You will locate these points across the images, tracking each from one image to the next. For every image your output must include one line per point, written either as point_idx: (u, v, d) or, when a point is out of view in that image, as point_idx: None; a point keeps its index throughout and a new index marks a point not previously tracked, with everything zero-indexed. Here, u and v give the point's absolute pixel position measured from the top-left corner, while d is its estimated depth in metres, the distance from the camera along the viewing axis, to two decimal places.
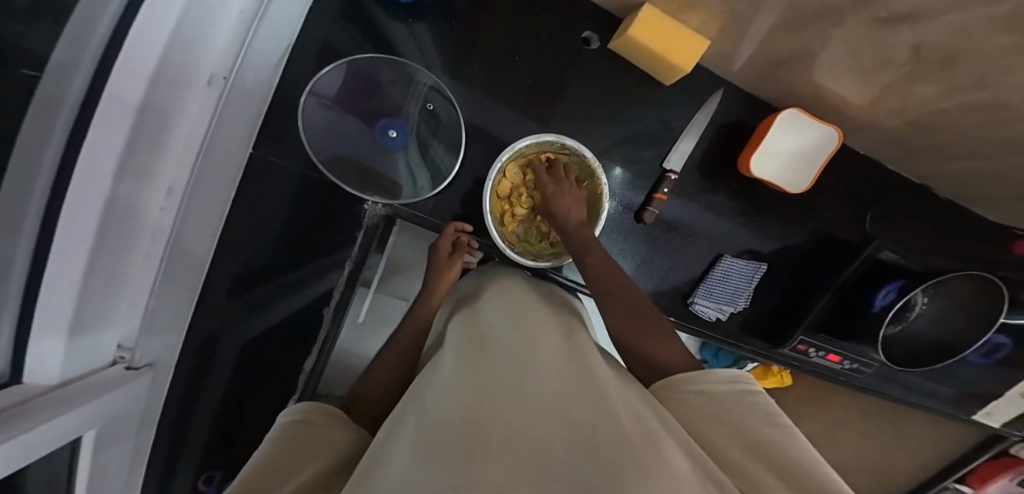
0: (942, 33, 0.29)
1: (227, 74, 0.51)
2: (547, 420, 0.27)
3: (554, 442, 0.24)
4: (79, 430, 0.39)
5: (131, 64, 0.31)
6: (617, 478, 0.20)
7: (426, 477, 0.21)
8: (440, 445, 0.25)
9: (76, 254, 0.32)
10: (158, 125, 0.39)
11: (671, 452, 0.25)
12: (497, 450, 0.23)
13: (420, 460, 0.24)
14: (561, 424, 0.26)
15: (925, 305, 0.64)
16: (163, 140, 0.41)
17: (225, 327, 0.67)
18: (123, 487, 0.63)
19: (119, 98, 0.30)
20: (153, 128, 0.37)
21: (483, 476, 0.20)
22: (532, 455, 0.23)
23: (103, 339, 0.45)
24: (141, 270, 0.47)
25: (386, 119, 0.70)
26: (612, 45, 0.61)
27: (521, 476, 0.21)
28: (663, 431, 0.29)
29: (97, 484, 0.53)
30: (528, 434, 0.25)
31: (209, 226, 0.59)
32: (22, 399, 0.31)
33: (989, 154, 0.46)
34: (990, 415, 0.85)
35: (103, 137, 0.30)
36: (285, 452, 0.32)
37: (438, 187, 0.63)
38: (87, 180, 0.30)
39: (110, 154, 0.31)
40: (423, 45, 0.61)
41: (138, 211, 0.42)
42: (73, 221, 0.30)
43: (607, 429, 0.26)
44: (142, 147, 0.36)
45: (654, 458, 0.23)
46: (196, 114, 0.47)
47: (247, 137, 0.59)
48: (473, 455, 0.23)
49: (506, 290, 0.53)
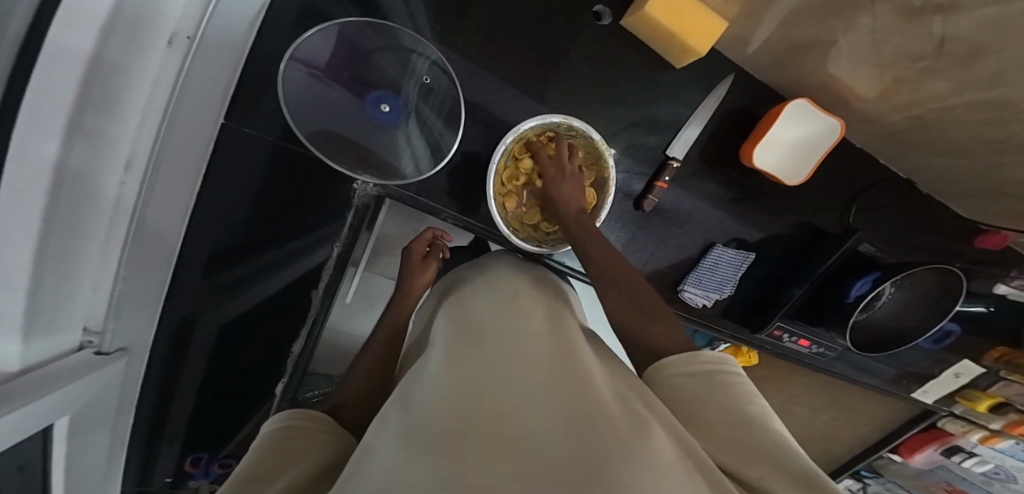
0: (974, 27, 0.29)
1: (193, 34, 0.43)
2: (535, 408, 0.25)
3: (543, 431, 0.23)
4: (51, 418, 0.35)
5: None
6: (604, 463, 0.19)
7: (413, 473, 0.18)
8: (427, 437, 0.23)
9: (20, 226, 0.27)
10: (116, 73, 0.33)
11: (656, 434, 0.24)
12: (487, 442, 0.22)
13: (409, 448, 0.22)
14: (552, 412, 0.25)
15: (891, 294, 0.68)
16: (122, 95, 0.35)
17: (200, 308, 0.62)
18: (102, 478, 0.59)
19: (62, 38, 0.25)
20: (107, 75, 0.31)
21: (472, 466, 0.19)
22: (521, 445, 0.21)
23: (62, 324, 0.39)
24: (99, 249, 0.40)
25: (378, 91, 0.63)
26: (624, 21, 0.59)
27: (515, 467, 0.19)
28: (651, 416, 0.28)
29: (73, 474, 0.49)
30: (517, 423, 0.24)
31: (178, 203, 0.52)
32: None
33: (976, 152, 0.48)
34: (926, 394, 0.93)
35: (45, 86, 0.24)
36: (274, 457, 0.29)
37: (436, 166, 0.59)
38: (29, 134, 0.24)
39: (54, 105, 0.26)
40: (416, 10, 0.56)
41: (93, 184, 0.35)
42: (18, 183, 0.25)
43: (598, 415, 0.25)
44: (98, 101, 0.31)
45: (639, 442, 0.22)
46: (156, 73, 0.39)
47: (220, 104, 0.53)
48: (462, 448, 0.21)
49: (494, 280, 0.51)
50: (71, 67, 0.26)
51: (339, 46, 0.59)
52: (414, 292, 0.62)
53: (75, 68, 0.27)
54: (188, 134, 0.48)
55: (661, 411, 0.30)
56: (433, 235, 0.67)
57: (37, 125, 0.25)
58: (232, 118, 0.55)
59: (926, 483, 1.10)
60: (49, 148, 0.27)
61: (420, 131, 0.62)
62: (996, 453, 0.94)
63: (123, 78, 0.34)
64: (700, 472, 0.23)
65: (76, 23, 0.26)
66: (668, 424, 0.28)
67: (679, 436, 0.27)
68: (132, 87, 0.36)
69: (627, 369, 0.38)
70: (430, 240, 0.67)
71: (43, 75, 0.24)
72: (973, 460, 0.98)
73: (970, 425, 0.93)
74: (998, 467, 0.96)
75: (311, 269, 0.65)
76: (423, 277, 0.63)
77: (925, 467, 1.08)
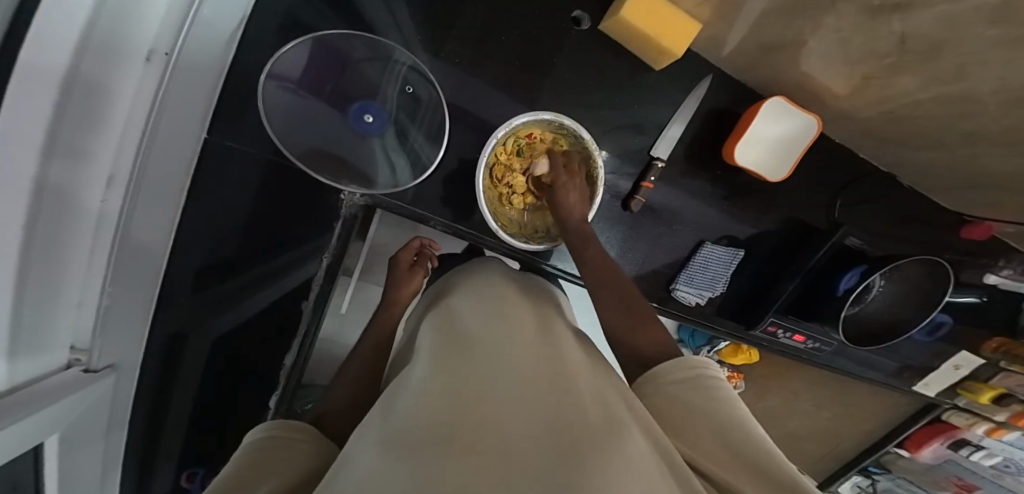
0: (930, 24, 0.30)
1: (169, 51, 0.44)
2: (512, 413, 0.26)
3: (520, 436, 0.24)
4: (42, 435, 0.36)
5: (49, 24, 0.26)
6: (570, 465, 0.20)
7: (385, 478, 0.19)
8: (403, 443, 0.23)
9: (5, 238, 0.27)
10: (92, 92, 0.33)
11: (631, 437, 0.25)
12: (464, 446, 0.22)
13: (383, 455, 0.22)
14: (528, 418, 0.26)
15: (881, 287, 0.68)
16: (100, 112, 0.36)
17: (192, 322, 0.63)
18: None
19: (36, 48, 0.25)
20: (83, 93, 0.32)
21: (444, 471, 0.19)
22: (495, 449, 0.22)
23: (48, 341, 0.40)
24: (83, 265, 0.41)
25: (361, 101, 0.65)
26: (603, 26, 0.60)
27: (483, 469, 0.20)
28: (631, 420, 0.29)
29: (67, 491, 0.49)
30: (494, 428, 0.24)
31: (164, 216, 0.53)
32: None
33: (950, 145, 0.49)
34: (927, 387, 0.93)
35: (21, 102, 0.25)
36: (257, 463, 0.29)
37: (419, 177, 0.60)
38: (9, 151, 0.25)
39: (30, 118, 0.26)
40: (399, 20, 0.58)
41: (74, 201, 0.36)
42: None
43: (572, 420, 0.26)
44: (74, 115, 0.31)
45: (612, 446, 0.23)
46: (133, 92, 0.40)
47: (201, 120, 0.53)
48: (438, 454, 0.21)
49: (478, 287, 0.52)
50: (44, 81, 0.27)
51: (319, 58, 0.60)
52: (401, 302, 0.63)
53: (50, 80, 0.28)
54: (171, 148, 0.49)
55: (641, 419, 0.31)
56: (420, 244, 0.68)
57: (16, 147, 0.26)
58: (216, 133, 0.56)
59: (934, 479, 1.08)
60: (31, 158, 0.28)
61: (402, 144, 0.64)
62: (1004, 445, 0.92)
63: (101, 98, 0.35)
64: (671, 473, 0.24)
65: (52, 44, 0.27)
66: (647, 431, 0.29)
67: (656, 441, 0.28)
68: (111, 106, 0.37)
69: (606, 373, 0.39)
70: (418, 249, 0.68)
71: (19, 90, 0.24)
72: (981, 453, 0.98)
73: (975, 418, 0.92)
74: (1007, 460, 0.94)
75: (304, 279, 0.65)
76: (409, 286, 0.63)
77: (933, 461, 1.08)
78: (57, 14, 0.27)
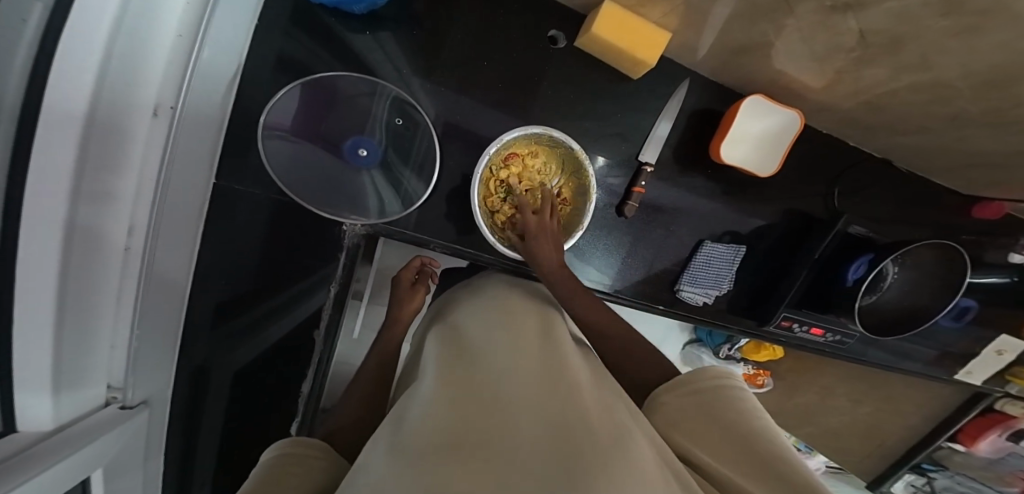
0: (883, 20, 0.30)
1: (174, 102, 0.47)
2: (521, 420, 0.28)
3: (528, 441, 0.26)
4: (86, 470, 0.40)
5: (70, 79, 0.28)
6: (576, 469, 0.22)
7: (402, 483, 0.21)
8: (416, 450, 0.25)
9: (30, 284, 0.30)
10: (112, 133, 0.35)
11: (636, 441, 0.27)
12: (472, 452, 0.24)
13: (396, 464, 0.24)
14: (536, 423, 0.27)
15: (896, 274, 0.67)
16: (120, 154, 0.38)
17: (214, 355, 0.66)
18: None
19: (55, 103, 0.27)
20: (106, 141, 0.35)
21: (453, 477, 0.21)
22: (505, 455, 0.24)
23: (89, 382, 0.44)
24: (112, 308, 0.45)
25: (353, 138, 0.69)
26: (578, 43, 0.62)
27: (491, 476, 0.22)
28: (634, 424, 0.30)
29: None
30: (503, 434, 0.26)
31: (183, 251, 0.57)
32: (20, 448, 0.32)
33: (937, 129, 0.48)
34: (971, 375, 0.88)
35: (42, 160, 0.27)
36: (262, 484, 0.31)
37: (406, 208, 0.64)
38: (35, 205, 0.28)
39: (54, 167, 0.28)
40: (389, 53, 0.61)
41: (100, 246, 0.39)
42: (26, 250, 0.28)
43: (576, 423, 0.27)
44: (97, 159, 0.34)
45: (618, 450, 0.24)
46: (146, 147, 0.43)
47: (209, 163, 0.57)
48: (449, 459, 0.23)
49: (484, 300, 0.53)
50: (67, 130, 0.29)
51: (312, 101, 0.63)
52: (403, 319, 0.65)
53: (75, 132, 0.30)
54: (180, 194, 0.53)
55: (644, 423, 0.32)
56: (421, 262, 0.71)
57: (44, 194, 0.28)
58: (223, 178, 0.60)
59: (999, 474, 1.00)
60: (56, 207, 0.30)
61: (392, 176, 0.68)
62: None
63: (120, 143, 0.38)
64: (677, 478, 0.26)
65: (72, 97, 0.29)
66: (651, 437, 0.30)
67: (657, 447, 0.29)
68: (129, 151, 0.40)
69: (613, 382, 0.39)
70: (418, 268, 0.71)
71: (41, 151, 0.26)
72: None
73: None
74: None
75: (315, 310, 0.69)
76: (412, 303, 0.66)
77: (992, 456, 0.99)
78: (75, 71, 0.29)
